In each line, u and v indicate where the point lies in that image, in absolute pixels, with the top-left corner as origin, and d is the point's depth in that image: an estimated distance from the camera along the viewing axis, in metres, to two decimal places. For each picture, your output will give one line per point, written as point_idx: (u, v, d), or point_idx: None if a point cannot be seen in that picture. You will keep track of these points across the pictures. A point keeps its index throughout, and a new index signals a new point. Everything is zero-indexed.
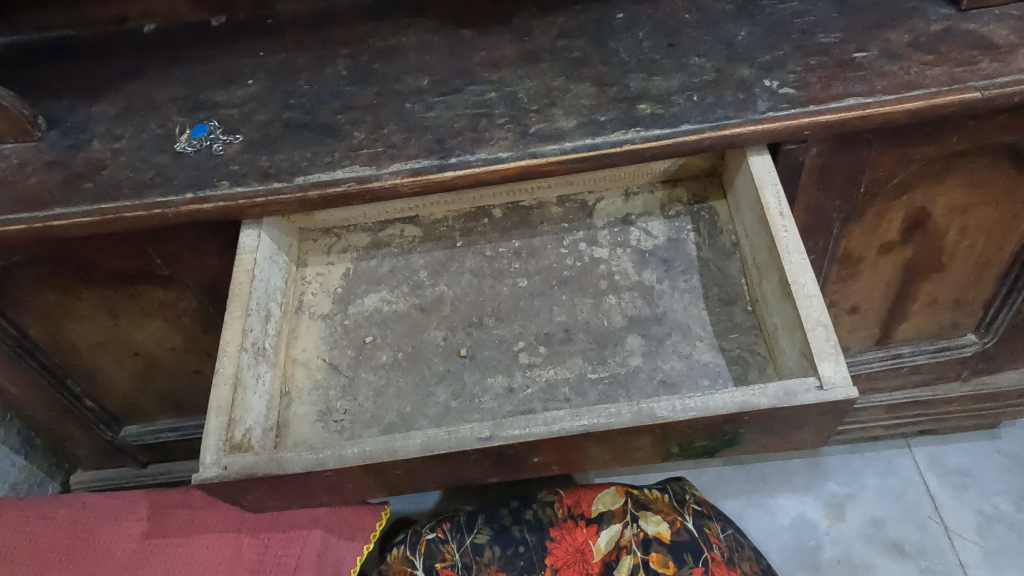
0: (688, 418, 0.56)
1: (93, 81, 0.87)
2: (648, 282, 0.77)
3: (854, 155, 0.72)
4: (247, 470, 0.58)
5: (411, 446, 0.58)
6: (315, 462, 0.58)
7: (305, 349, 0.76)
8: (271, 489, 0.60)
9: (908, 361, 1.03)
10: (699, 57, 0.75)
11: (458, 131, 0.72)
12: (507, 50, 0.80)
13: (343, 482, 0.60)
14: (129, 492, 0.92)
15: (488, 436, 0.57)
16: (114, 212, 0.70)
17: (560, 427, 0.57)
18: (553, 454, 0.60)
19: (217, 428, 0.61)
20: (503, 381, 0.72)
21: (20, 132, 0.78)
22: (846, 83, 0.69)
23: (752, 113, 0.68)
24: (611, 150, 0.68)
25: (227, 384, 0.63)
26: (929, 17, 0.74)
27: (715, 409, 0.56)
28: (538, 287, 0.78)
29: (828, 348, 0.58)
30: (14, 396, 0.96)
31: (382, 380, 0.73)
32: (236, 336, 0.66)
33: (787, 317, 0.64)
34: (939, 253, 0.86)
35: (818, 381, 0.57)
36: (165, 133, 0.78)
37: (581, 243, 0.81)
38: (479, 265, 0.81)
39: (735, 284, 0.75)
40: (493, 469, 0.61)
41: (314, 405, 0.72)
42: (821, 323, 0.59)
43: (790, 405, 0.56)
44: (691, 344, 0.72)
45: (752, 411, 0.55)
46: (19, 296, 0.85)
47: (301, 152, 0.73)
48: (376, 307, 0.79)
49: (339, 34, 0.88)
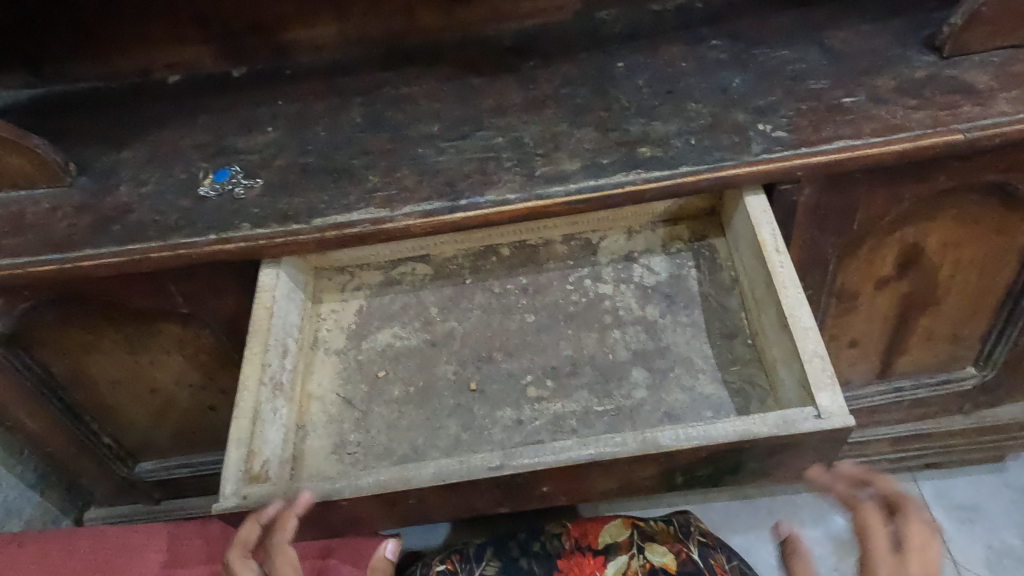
0: (691, 446, 0.58)
1: (120, 128, 0.91)
2: (651, 317, 0.79)
3: (846, 194, 0.75)
4: (266, 500, 0.60)
5: (424, 476, 0.60)
6: (331, 492, 0.60)
7: (320, 384, 0.79)
8: (287, 519, 0.62)
9: (910, 394, 1.04)
10: (696, 103, 0.79)
11: (467, 174, 0.76)
12: (513, 98, 0.85)
13: (357, 511, 0.62)
14: (130, 527, 0.91)
15: (499, 465, 0.60)
16: (141, 253, 0.74)
17: (567, 456, 0.59)
18: (561, 483, 0.62)
19: (237, 459, 0.63)
20: (512, 414, 0.74)
21: (52, 177, 0.82)
22: (835, 126, 0.72)
23: (746, 155, 0.71)
24: (613, 192, 0.71)
25: (247, 417, 0.66)
26: (913, 64, 0.78)
27: (717, 438, 0.58)
28: (545, 322, 0.81)
29: (825, 378, 0.60)
30: (34, 434, 0.99)
31: (394, 413, 0.76)
32: (255, 371, 0.69)
33: (785, 349, 0.66)
34: (934, 288, 0.89)
35: (816, 411, 0.59)
36: (189, 178, 0.82)
37: (586, 280, 0.84)
38: (487, 302, 0.84)
39: (735, 318, 0.78)
40: (504, 498, 0.63)
41: (328, 438, 0.74)
42: (817, 354, 0.62)
43: (789, 434, 0.58)
44: (694, 377, 0.74)
45: (754, 440, 0.58)
46: (44, 335, 0.88)
47: (319, 195, 0.77)
48: (389, 343, 0.82)
49: (354, 82, 0.93)
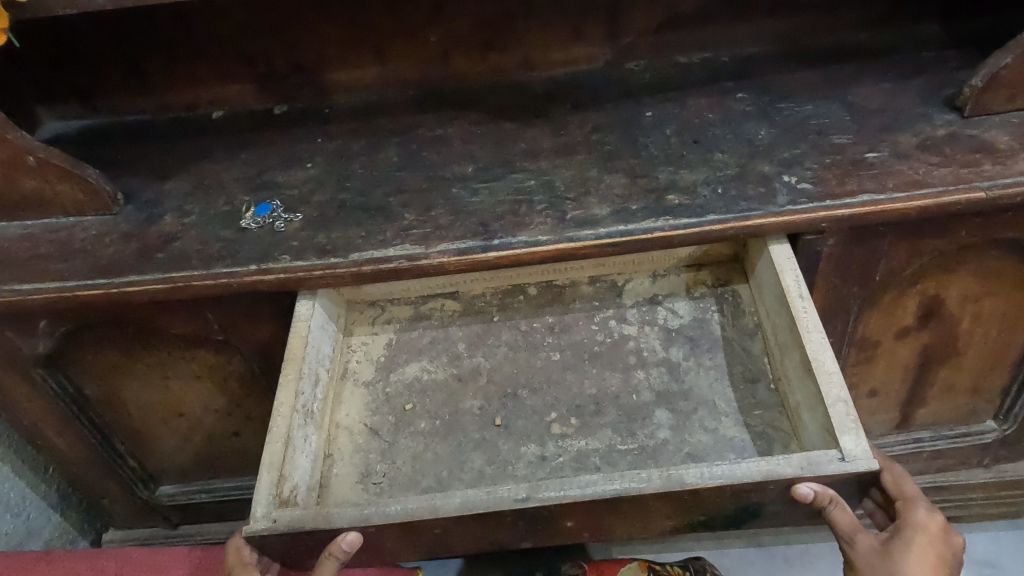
0: (716, 484, 0.59)
1: (165, 160, 0.95)
2: (674, 358, 0.81)
3: (869, 246, 0.77)
4: (295, 523, 0.62)
5: (450, 506, 0.61)
6: (360, 518, 0.61)
7: (348, 414, 0.80)
8: (311, 545, 0.63)
9: (929, 446, 1.04)
10: (722, 153, 0.82)
11: (500, 215, 0.78)
12: (545, 143, 0.88)
13: (381, 539, 0.63)
14: (122, 548, 0.83)
15: (525, 497, 0.61)
16: (184, 281, 0.76)
17: (593, 491, 0.60)
18: (585, 519, 0.63)
19: (268, 483, 0.65)
20: (536, 450, 0.75)
21: (100, 205, 0.86)
22: (859, 180, 0.75)
23: (772, 206, 0.74)
24: (642, 237, 0.73)
25: (279, 442, 0.68)
26: (934, 122, 0.80)
27: (743, 477, 0.59)
28: (570, 360, 0.83)
29: (849, 422, 0.61)
30: (61, 454, 1.00)
31: (420, 446, 0.77)
32: (289, 398, 0.71)
33: (809, 392, 0.67)
34: (954, 340, 0.90)
35: (840, 454, 0.60)
36: (231, 210, 0.85)
37: (611, 321, 0.86)
38: (514, 339, 0.86)
39: (758, 362, 0.79)
40: (527, 533, 0.64)
41: (354, 467, 0.76)
42: (841, 399, 0.63)
43: (814, 475, 0.59)
44: (717, 419, 0.75)
45: (779, 480, 0.59)
46: (80, 356, 0.90)
47: (356, 231, 0.79)
48: (416, 376, 0.83)
49: (391, 123, 0.97)
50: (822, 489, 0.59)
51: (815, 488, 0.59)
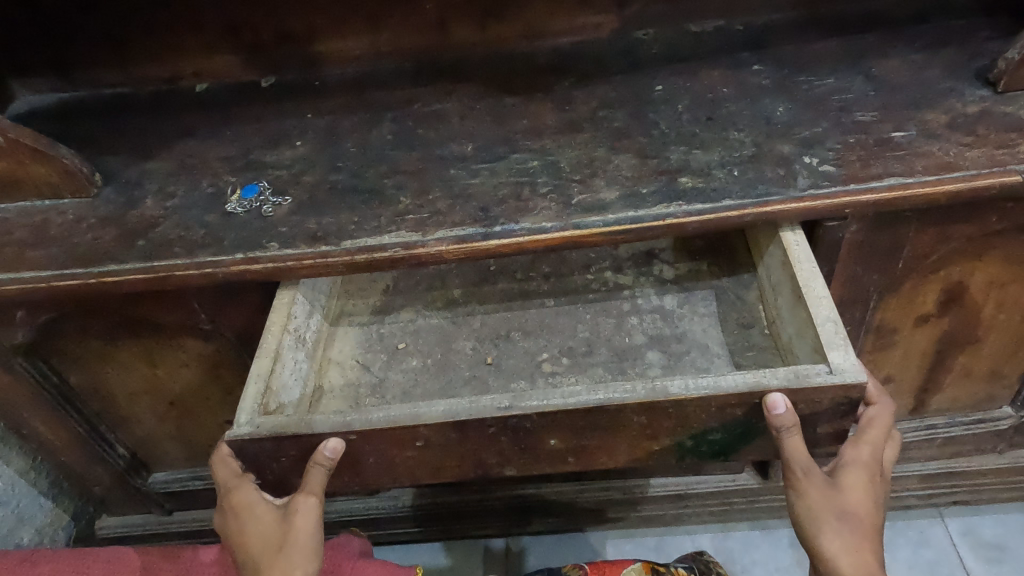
0: (700, 395, 0.61)
1: (147, 137, 0.90)
2: (668, 306, 0.86)
3: (893, 232, 0.72)
4: (277, 428, 0.64)
5: (433, 412, 0.63)
6: (342, 424, 0.63)
7: (340, 351, 0.86)
8: (300, 457, 0.65)
9: (942, 432, 1.01)
10: (738, 132, 0.77)
11: (502, 199, 0.74)
12: (548, 119, 0.83)
13: (367, 450, 0.65)
14: (108, 547, 0.80)
15: (507, 405, 0.63)
16: (166, 270, 0.72)
17: (576, 400, 0.62)
18: (569, 437, 0.65)
19: (254, 392, 0.67)
20: (526, 385, 0.80)
21: (78, 188, 0.81)
22: (885, 162, 0.70)
23: (793, 190, 0.69)
24: (654, 225, 0.68)
25: (268, 357, 0.71)
26: (965, 98, 0.75)
27: (725, 389, 0.61)
28: (564, 306, 0.88)
29: (838, 339, 0.63)
30: (49, 443, 0.97)
31: (410, 380, 0.82)
32: (281, 319, 0.74)
33: (800, 318, 0.70)
34: (975, 326, 0.86)
35: (827, 367, 0.61)
36: (216, 193, 0.80)
37: (606, 271, 0.92)
38: (509, 287, 0.92)
39: (752, 310, 0.83)
40: (512, 455, 0.67)
41: (345, 396, 0.81)
42: (830, 319, 0.65)
43: (800, 386, 0.60)
44: (709, 360, 0.80)
45: (763, 391, 0.60)
46: (62, 345, 0.86)
47: (348, 216, 0.75)
48: (410, 319, 0.89)
49: (386, 97, 0.91)
50: (791, 409, 0.59)
51: (785, 403, 0.59)
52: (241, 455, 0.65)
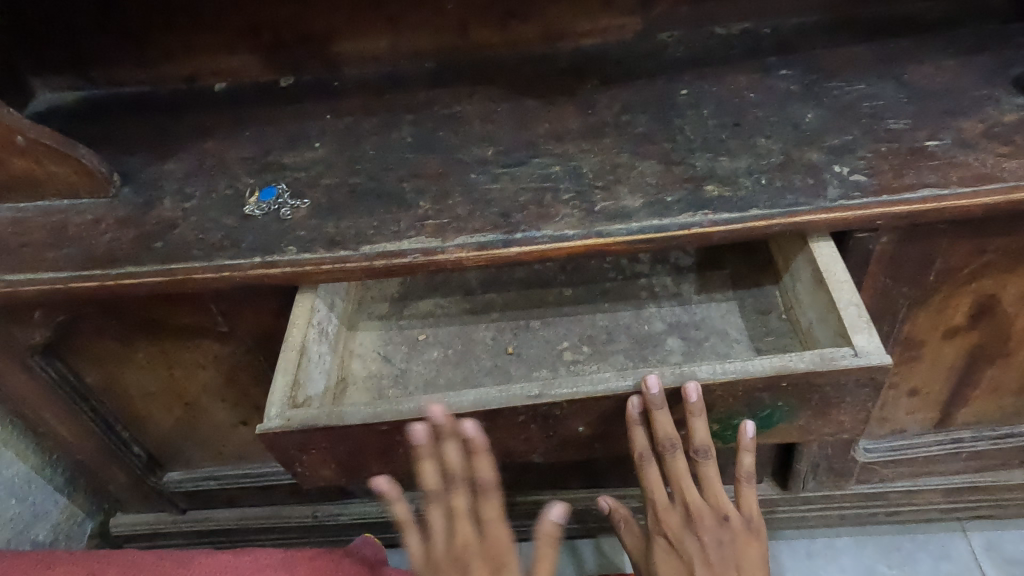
0: (728, 379, 0.61)
1: (165, 137, 0.89)
2: (685, 293, 0.85)
3: (925, 244, 0.71)
4: (309, 421, 0.63)
5: (464, 402, 0.63)
6: (373, 415, 0.63)
7: (362, 344, 0.85)
8: (330, 447, 0.65)
9: (969, 447, 0.98)
10: (766, 139, 0.75)
11: (523, 206, 0.72)
12: (570, 123, 0.81)
13: (398, 442, 0.65)
14: (121, 551, 0.79)
15: (538, 394, 0.62)
16: (183, 273, 0.71)
17: (605, 387, 0.63)
18: (597, 424, 0.65)
19: (283, 385, 0.67)
20: (548, 374, 0.80)
21: (96, 188, 0.80)
22: (919, 172, 0.68)
23: (822, 200, 0.67)
24: (679, 233, 0.66)
25: (294, 351, 0.71)
26: (1002, 106, 0.73)
27: (754, 372, 0.61)
28: (582, 295, 0.88)
29: (862, 322, 0.63)
30: (66, 441, 0.98)
31: (432, 371, 0.82)
32: (305, 313, 0.74)
33: (821, 303, 0.69)
34: (1007, 339, 0.84)
35: (853, 349, 0.61)
36: (234, 195, 0.80)
37: (623, 260, 0.91)
38: (527, 276, 0.91)
39: (769, 295, 0.82)
40: (539, 442, 0.66)
41: (368, 388, 0.80)
42: (853, 303, 0.65)
43: (828, 369, 0.60)
44: (728, 345, 0.79)
45: (789, 375, 0.60)
46: (80, 344, 0.86)
47: (367, 221, 0.74)
48: (430, 310, 0.89)
49: (405, 98, 0.90)
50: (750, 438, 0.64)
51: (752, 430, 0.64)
52: (273, 447, 0.64)
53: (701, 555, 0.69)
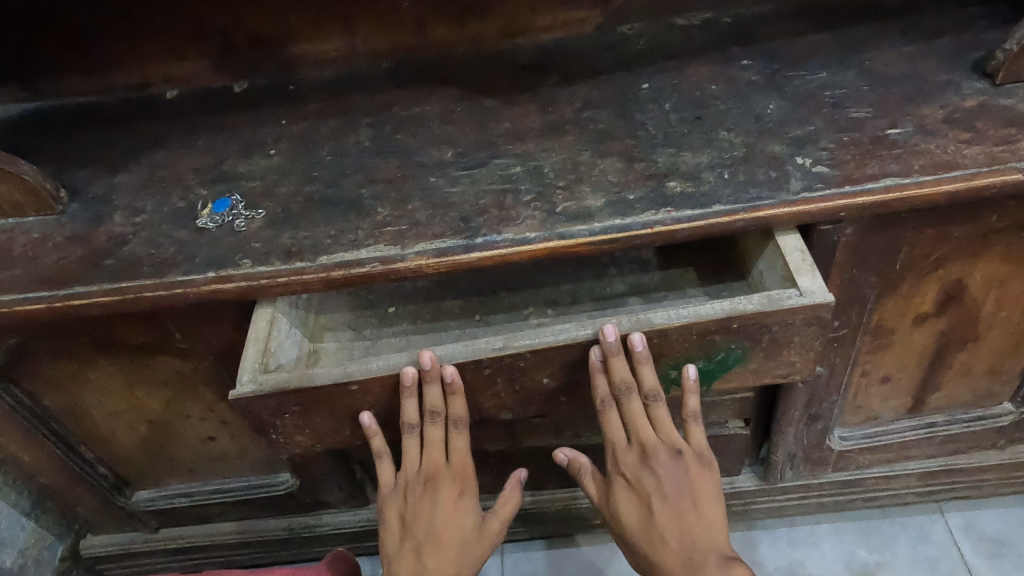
0: (681, 323, 0.64)
1: (115, 149, 0.86)
2: (647, 256, 0.89)
3: (890, 233, 0.70)
4: (281, 384, 0.66)
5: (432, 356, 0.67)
6: (343, 375, 0.66)
7: (331, 318, 0.86)
8: (302, 410, 0.68)
9: (943, 430, 0.99)
10: (727, 131, 0.74)
11: (483, 209, 0.71)
12: (531, 122, 0.80)
13: (369, 402, 0.68)
14: None
15: (502, 345, 0.66)
16: (134, 291, 0.69)
17: (566, 336, 0.66)
18: (561, 375, 0.68)
19: (254, 352, 0.69)
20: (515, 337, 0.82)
21: (42, 205, 0.77)
22: (881, 161, 0.67)
23: (786, 193, 0.66)
24: (642, 232, 0.65)
25: (264, 320, 0.72)
26: (962, 91, 0.72)
27: (705, 315, 0.64)
28: (546, 264, 0.90)
29: (805, 265, 0.66)
30: (27, 464, 0.95)
31: (403, 341, 0.84)
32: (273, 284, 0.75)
33: (767, 253, 0.72)
34: (975, 323, 0.84)
35: (798, 290, 0.65)
36: (187, 207, 0.77)
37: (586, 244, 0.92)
38: (494, 275, 0.90)
39: (722, 254, 0.85)
40: (506, 395, 0.70)
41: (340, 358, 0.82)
42: (797, 248, 0.68)
43: (775, 309, 0.64)
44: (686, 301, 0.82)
45: (739, 315, 0.64)
46: (36, 367, 0.84)
47: (325, 229, 0.72)
48: (398, 284, 0.91)
49: (363, 101, 0.88)
50: (694, 381, 0.68)
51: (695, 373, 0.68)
52: (247, 412, 0.67)
53: (658, 491, 0.71)
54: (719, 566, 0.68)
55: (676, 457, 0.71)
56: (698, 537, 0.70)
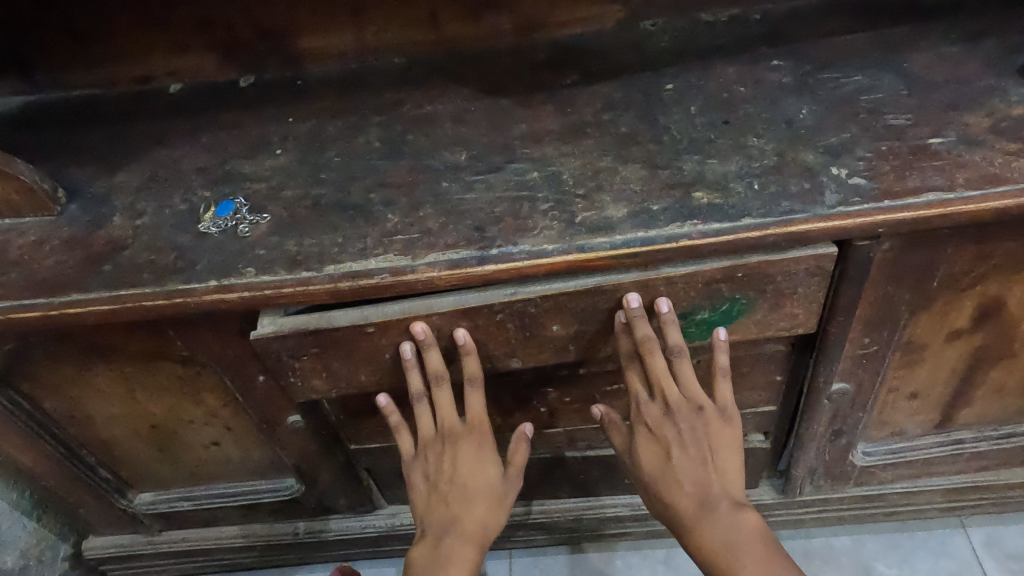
0: (688, 271, 0.63)
1: (116, 146, 0.83)
2: None
3: (928, 250, 0.66)
4: (299, 325, 0.66)
5: (445, 303, 0.66)
6: (360, 317, 0.66)
7: None
8: (319, 353, 0.68)
9: (970, 447, 0.95)
10: (758, 138, 0.70)
11: (499, 218, 0.67)
12: (549, 123, 0.76)
13: (384, 344, 0.68)
14: None
15: (514, 291, 0.65)
16: (133, 299, 0.66)
17: (575, 282, 0.64)
18: (571, 324, 0.67)
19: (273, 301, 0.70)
20: None
21: (39, 206, 0.74)
22: (923, 174, 0.63)
23: (819, 207, 0.62)
24: (666, 247, 0.62)
25: None
26: (1009, 98, 0.68)
27: (712, 263, 0.63)
28: None
29: None
30: (26, 467, 0.93)
31: None
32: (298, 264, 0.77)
33: None
34: (1012, 340, 0.80)
35: None
36: (188, 210, 0.74)
37: None
38: None
39: None
40: (516, 345, 0.69)
41: None
42: None
43: (782, 257, 0.63)
44: None
45: (745, 264, 0.63)
46: (34, 371, 0.81)
47: (332, 236, 0.68)
48: None
49: (373, 98, 0.84)
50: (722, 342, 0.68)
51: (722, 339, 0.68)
52: (263, 351, 0.67)
53: (677, 441, 0.70)
54: (729, 510, 0.69)
55: (698, 411, 0.69)
56: (712, 484, 0.69)
